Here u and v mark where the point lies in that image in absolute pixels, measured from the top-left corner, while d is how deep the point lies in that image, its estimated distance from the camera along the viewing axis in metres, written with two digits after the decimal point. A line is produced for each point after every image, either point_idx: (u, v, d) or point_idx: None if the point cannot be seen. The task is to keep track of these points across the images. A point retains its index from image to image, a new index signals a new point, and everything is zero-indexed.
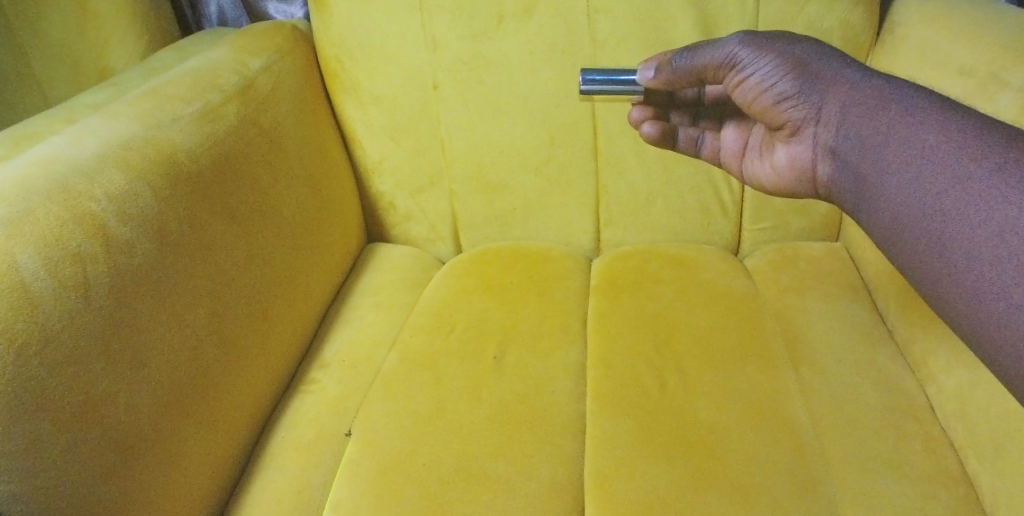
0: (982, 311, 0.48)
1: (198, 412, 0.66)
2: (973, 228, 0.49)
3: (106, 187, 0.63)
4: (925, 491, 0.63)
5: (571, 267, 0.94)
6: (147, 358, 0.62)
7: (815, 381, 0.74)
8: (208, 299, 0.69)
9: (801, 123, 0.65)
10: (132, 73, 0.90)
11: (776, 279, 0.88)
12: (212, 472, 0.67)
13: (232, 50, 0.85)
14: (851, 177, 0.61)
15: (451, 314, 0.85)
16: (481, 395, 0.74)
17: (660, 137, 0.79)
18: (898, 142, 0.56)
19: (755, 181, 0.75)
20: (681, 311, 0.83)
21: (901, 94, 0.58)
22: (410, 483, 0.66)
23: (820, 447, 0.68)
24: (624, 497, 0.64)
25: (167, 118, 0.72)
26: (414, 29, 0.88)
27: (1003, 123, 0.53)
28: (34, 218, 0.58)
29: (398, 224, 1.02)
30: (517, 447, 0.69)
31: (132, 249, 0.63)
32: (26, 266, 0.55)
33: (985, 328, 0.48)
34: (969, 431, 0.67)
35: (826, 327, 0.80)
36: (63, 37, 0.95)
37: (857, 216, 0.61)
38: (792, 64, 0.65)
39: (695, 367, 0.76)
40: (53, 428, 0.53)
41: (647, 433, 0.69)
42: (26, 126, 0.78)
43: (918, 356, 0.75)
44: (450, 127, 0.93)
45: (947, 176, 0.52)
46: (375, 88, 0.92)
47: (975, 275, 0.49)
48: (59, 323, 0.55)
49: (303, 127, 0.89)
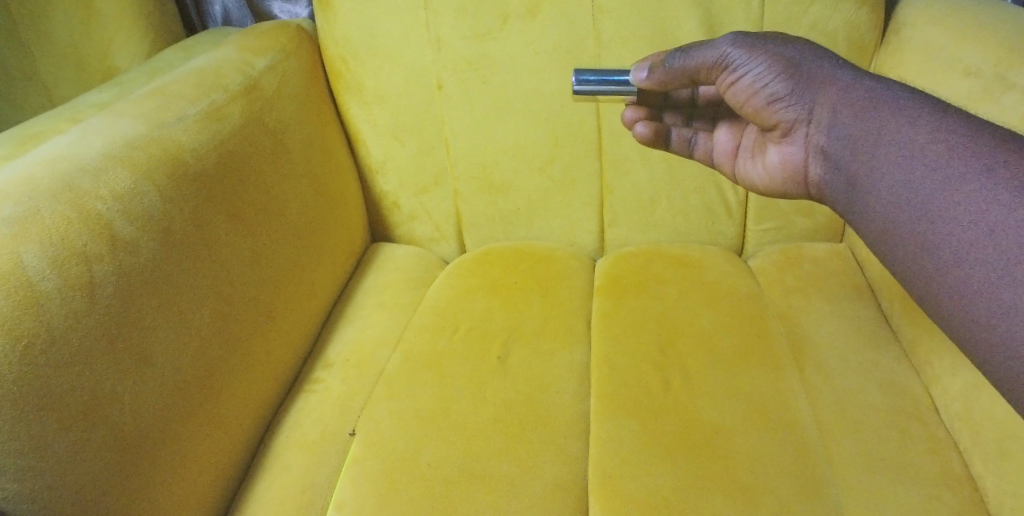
0: (971, 312, 0.48)
1: (202, 411, 0.66)
2: (964, 228, 0.49)
3: (112, 187, 0.63)
4: (930, 492, 0.63)
5: (575, 267, 0.94)
6: (152, 357, 0.62)
7: (819, 382, 0.74)
8: (212, 297, 0.69)
9: (794, 124, 0.66)
10: (137, 72, 0.91)
11: (780, 280, 0.88)
12: (217, 471, 0.67)
13: (236, 50, 0.86)
14: (842, 178, 0.61)
15: (455, 314, 0.85)
16: (486, 394, 0.74)
17: (653, 136, 0.77)
18: (890, 143, 0.56)
19: (748, 181, 0.75)
20: (684, 312, 0.83)
21: (893, 95, 0.58)
22: (415, 483, 0.66)
23: (824, 447, 0.68)
24: (628, 498, 0.64)
25: (172, 118, 0.72)
26: (419, 29, 0.88)
27: (993, 124, 0.53)
28: (40, 217, 0.58)
29: (402, 223, 1.02)
30: (521, 446, 0.69)
31: (137, 248, 0.63)
32: (32, 265, 0.55)
33: (975, 328, 0.48)
34: (974, 433, 0.67)
35: (830, 328, 0.80)
36: (68, 37, 0.96)
37: (849, 216, 0.61)
38: (785, 65, 0.65)
39: (698, 368, 0.76)
40: (57, 428, 0.53)
41: (651, 433, 0.69)
42: (31, 125, 0.78)
43: (923, 357, 0.75)
44: (454, 127, 0.93)
45: (938, 176, 0.52)
46: (379, 88, 0.92)
47: (964, 276, 0.49)
48: (65, 322, 0.56)
49: (307, 126, 0.89)
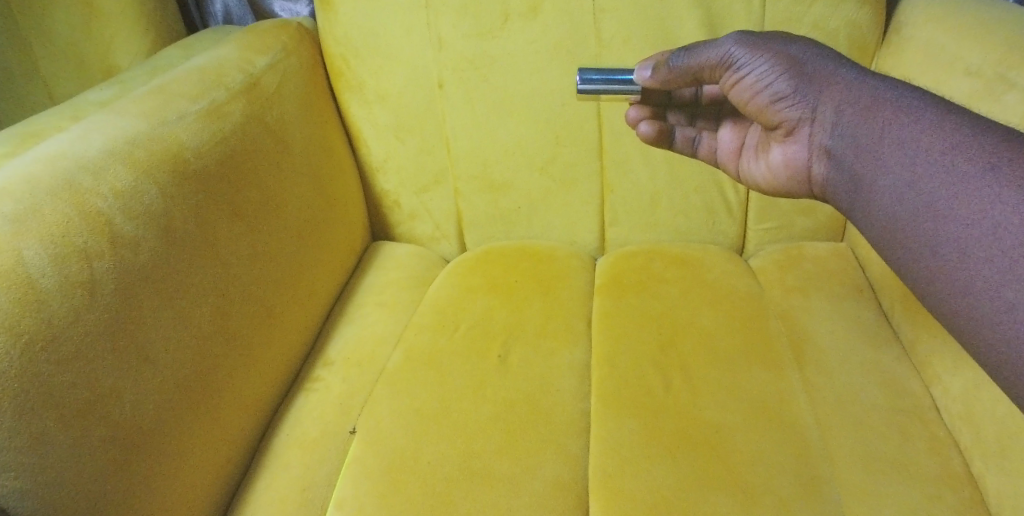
0: (974, 311, 0.48)
1: (203, 408, 0.66)
2: (966, 227, 0.49)
3: (112, 184, 0.63)
4: (930, 491, 0.63)
5: (575, 266, 0.94)
6: (153, 355, 0.62)
7: (819, 381, 0.74)
8: (213, 295, 0.69)
9: (797, 123, 0.66)
10: (138, 71, 0.90)
11: (781, 279, 0.88)
12: (217, 469, 0.67)
13: (237, 48, 0.86)
14: (845, 177, 0.61)
15: (455, 313, 0.85)
16: (486, 393, 0.74)
17: (656, 136, 0.77)
18: (892, 141, 0.56)
19: (750, 180, 0.75)
20: (684, 311, 0.83)
21: (895, 94, 0.58)
22: (415, 481, 0.66)
23: (825, 446, 0.68)
24: (629, 497, 0.64)
25: (173, 116, 0.72)
26: (420, 27, 0.88)
27: (995, 123, 0.53)
28: (40, 215, 0.58)
29: (403, 222, 1.02)
30: (521, 445, 0.69)
31: (137, 245, 0.63)
32: (32, 262, 0.55)
33: (978, 327, 0.48)
34: (974, 432, 0.67)
35: (831, 327, 0.80)
36: (68, 36, 0.96)
37: (852, 215, 0.61)
38: (788, 64, 0.65)
39: (699, 366, 0.76)
40: (58, 425, 0.53)
41: (652, 432, 0.69)
42: (32, 123, 0.78)
43: (923, 356, 0.75)
44: (455, 126, 0.93)
45: (941, 175, 0.52)
46: (380, 87, 0.92)
47: (966, 274, 0.49)
48: (65, 319, 0.55)
49: (309, 125, 0.89)
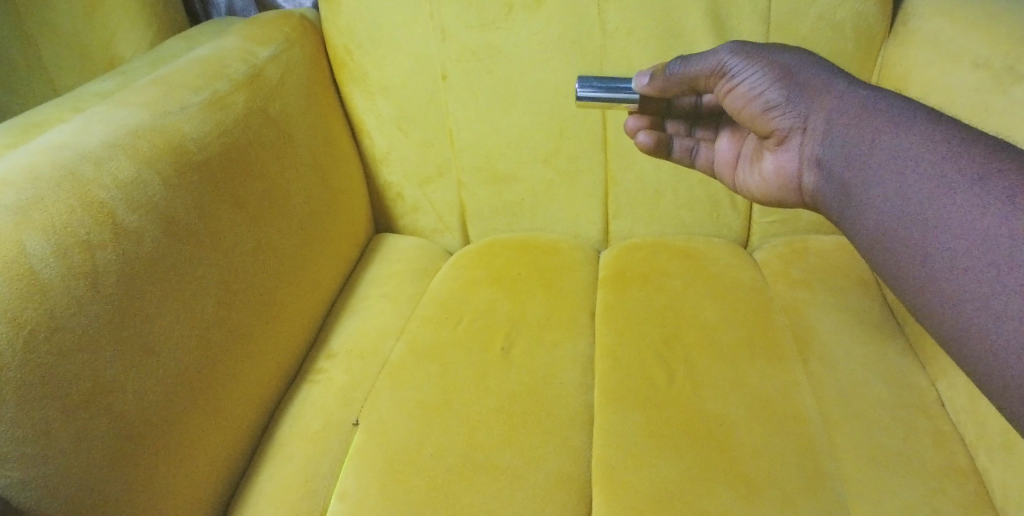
0: (961, 320, 0.48)
1: (204, 400, 0.66)
2: (954, 237, 0.49)
3: (114, 175, 0.63)
4: (935, 486, 0.63)
5: (579, 259, 0.93)
6: (155, 347, 0.62)
7: (823, 372, 0.74)
8: (213, 289, 0.69)
9: (789, 132, 0.65)
10: (140, 62, 0.90)
11: (786, 272, 0.88)
12: (218, 461, 0.67)
13: (240, 39, 0.85)
14: (835, 187, 0.60)
15: (459, 305, 0.85)
16: (489, 385, 0.74)
17: (655, 145, 0.77)
18: (883, 150, 0.55)
19: (746, 190, 0.74)
20: (688, 304, 0.83)
21: (886, 104, 0.57)
22: (418, 473, 0.66)
23: (829, 440, 0.67)
24: (633, 490, 0.64)
25: (175, 107, 0.72)
26: (423, 19, 0.88)
27: (986, 135, 0.52)
28: (43, 205, 0.58)
29: (407, 214, 1.02)
30: (523, 436, 0.69)
31: (140, 237, 0.63)
32: (35, 252, 0.55)
33: (964, 338, 0.47)
34: (979, 427, 0.67)
35: (835, 320, 0.80)
36: (70, 27, 0.96)
37: (841, 225, 0.60)
38: (780, 73, 0.64)
39: (703, 359, 0.76)
40: (61, 416, 0.53)
41: (654, 424, 0.69)
42: (33, 115, 0.77)
43: (928, 349, 0.75)
44: (458, 117, 0.93)
45: (931, 185, 0.51)
46: (383, 78, 0.92)
47: (953, 284, 0.48)
48: (68, 310, 0.55)
49: (311, 121, 0.89)
